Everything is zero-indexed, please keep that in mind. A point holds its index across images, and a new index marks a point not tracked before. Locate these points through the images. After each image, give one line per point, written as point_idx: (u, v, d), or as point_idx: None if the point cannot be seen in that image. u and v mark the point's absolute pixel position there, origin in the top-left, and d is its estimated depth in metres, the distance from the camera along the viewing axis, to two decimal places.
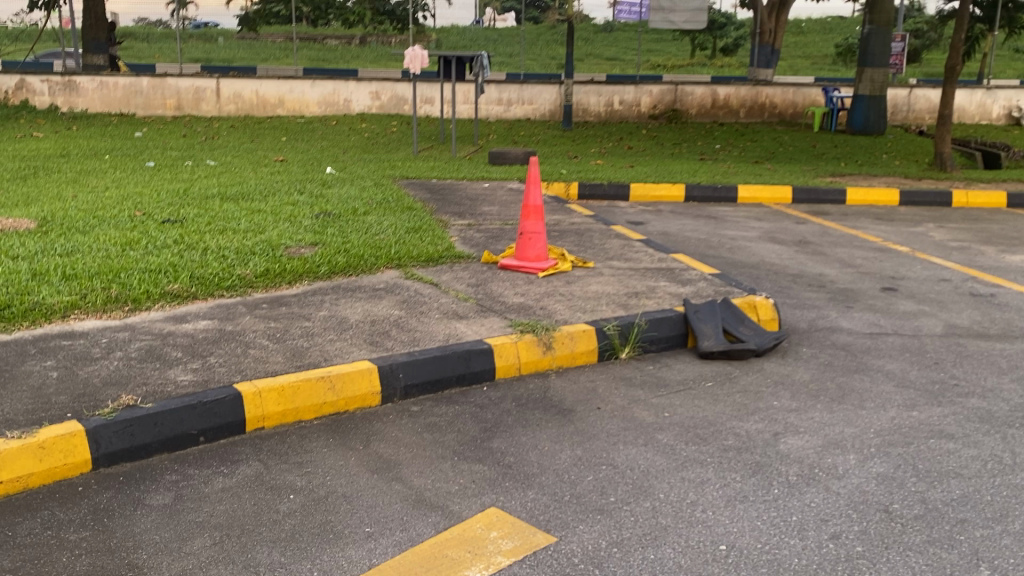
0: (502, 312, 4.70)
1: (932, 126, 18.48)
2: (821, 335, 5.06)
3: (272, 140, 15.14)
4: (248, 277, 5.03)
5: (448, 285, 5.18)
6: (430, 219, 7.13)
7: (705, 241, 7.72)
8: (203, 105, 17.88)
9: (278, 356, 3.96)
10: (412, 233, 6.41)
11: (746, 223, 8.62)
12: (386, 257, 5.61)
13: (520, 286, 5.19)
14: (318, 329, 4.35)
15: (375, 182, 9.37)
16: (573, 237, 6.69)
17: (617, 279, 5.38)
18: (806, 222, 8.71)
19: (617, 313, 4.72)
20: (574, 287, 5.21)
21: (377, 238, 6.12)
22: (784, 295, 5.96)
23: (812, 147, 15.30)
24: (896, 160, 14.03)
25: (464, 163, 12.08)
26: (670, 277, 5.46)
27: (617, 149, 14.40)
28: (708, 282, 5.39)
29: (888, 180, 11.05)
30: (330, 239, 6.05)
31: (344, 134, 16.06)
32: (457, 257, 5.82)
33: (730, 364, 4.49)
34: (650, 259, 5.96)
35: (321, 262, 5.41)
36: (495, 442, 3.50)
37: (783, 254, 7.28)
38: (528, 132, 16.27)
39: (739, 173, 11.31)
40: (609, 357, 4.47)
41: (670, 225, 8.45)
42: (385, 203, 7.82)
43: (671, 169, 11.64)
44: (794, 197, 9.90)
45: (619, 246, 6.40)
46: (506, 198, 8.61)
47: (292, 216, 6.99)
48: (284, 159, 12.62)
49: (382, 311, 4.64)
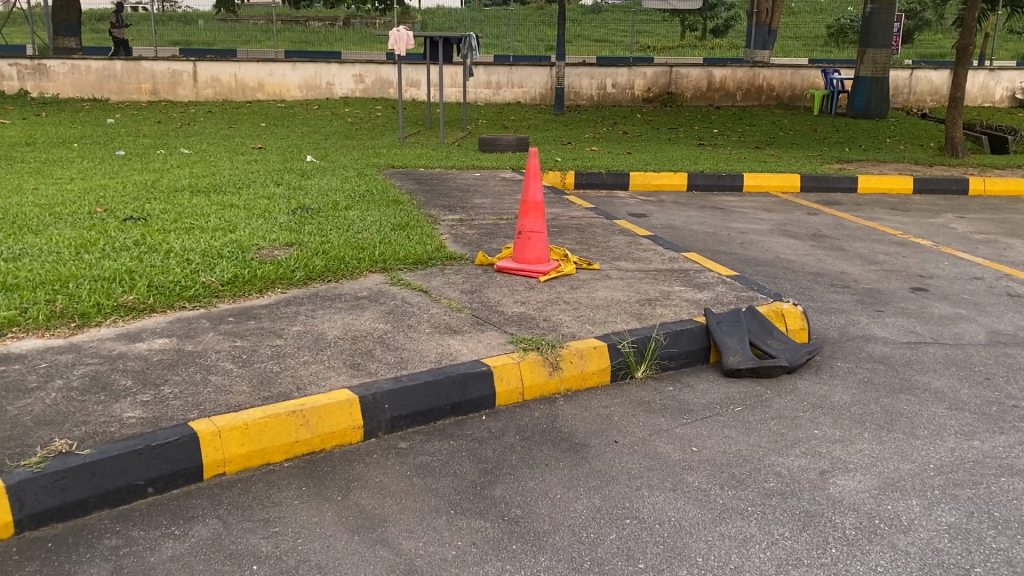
0: (500, 325, 4.16)
1: (934, 108, 18.07)
2: (854, 346, 4.56)
3: (251, 126, 14.54)
4: (214, 286, 4.50)
5: (438, 293, 4.64)
6: (417, 214, 6.59)
7: (714, 235, 7.21)
8: (180, 90, 17.23)
9: (244, 384, 3.42)
10: (399, 231, 5.88)
11: (754, 214, 8.13)
12: (369, 258, 5.08)
13: (520, 293, 4.66)
14: (292, 349, 3.80)
15: (358, 171, 8.83)
16: (573, 234, 6.16)
17: (626, 284, 4.86)
18: (818, 213, 8.22)
19: (630, 324, 4.20)
20: (580, 294, 4.68)
21: (358, 236, 5.59)
22: (807, 297, 5.46)
23: (813, 131, 14.82)
24: (901, 145, 13.56)
25: (453, 150, 11.52)
26: (685, 281, 4.94)
27: (612, 134, 13.86)
28: (727, 285, 4.88)
29: (898, 167, 10.57)
30: (306, 238, 5.51)
31: (326, 119, 15.46)
32: (447, 258, 5.28)
33: (759, 383, 3.99)
34: (661, 259, 5.44)
35: (296, 265, 4.87)
36: (498, 490, 2.97)
37: (798, 250, 6.78)
38: (519, 116, 15.72)
39: (742, 160, 10.81)
40: (623, 376, 3.94)
41: (674, 218, 7.94)
42: (369, 196, 7.27)
43: (670, 156, 11.12)
44: (803, 185, 9.41)
45: (625, 244, 5.89)
46: (499, 189, 8.09)
47: (268, 211, 6.45)
48: (263, 146, 12.04)
49: (364, 326, 4.09)
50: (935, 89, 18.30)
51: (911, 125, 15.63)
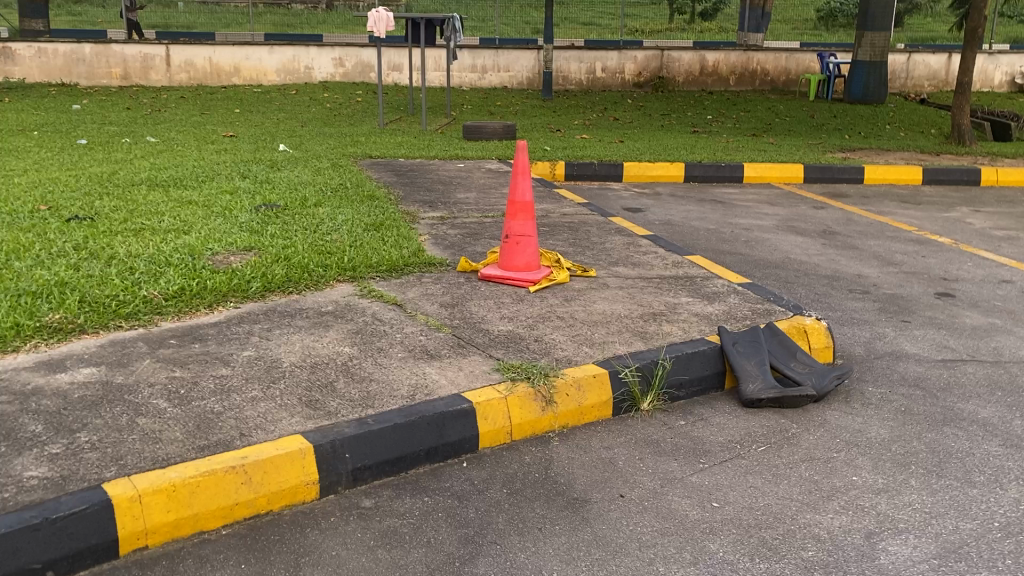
0: (484, 348, 3.61)
1: (932, 93, 17.59)
2: (885, 366, 4.04)
3: (225, 113, 13.90)
4: (156, 301, 3.93)
5: (414, 307, 4.08)
6: (395, 211, 6.03)
7: (715, 232, 6.68)
8: (152, 75, 16.51)
9: (177, 431, 2.85)
10: (373, 231, 5.32)
11: (756, 209, 7.60)
12: (337, 265, 4.51)
13: (506, 307, 4.11)
14: (239, 381, 3.24)
15: (332, 162, 8.23)
16: (565, 234, 5.61)
17: (626, 294, 4.32)
18: (825, 207, 7.71)
19: (634, 345, 3.65)
20: (574, 307, 4.13)
21: (326, 239, 5.01)
22: (825, 305, 4.93)
23: (809, 117, 14.31)
24: (901, 133, 13.09)
25: (436, 138, 10.94)
26: (692, 290, 4.41)
27: (602, 121, 13.31)
28: (740, 295, 4.35)
29: (903, 157, 10.07)
30: (269, 241, 4.94)
31: (304, 104, 14.81)
32: (425, 265, 4.72)
33: (783, 415, 3.46)
34: (663, 264, 4.89)
35: (252, 274, 4.31)
36: (481, 567, 2.43)
37: (808, 249, 6.26)
38: (505, 102, 15.12)
39: (740, 149, 10.28)
40: (627, 409, 3.40)
41: (672, 213, 7.41)
42: (342, 190, 6.70)
43: (663, 144, 10.57)
44: (806, 176, 8.89)
45: (622, 245, 5.35)
46: (484, 182, 7.54)
47: (229, 209, 5.87)
48: (235, 134, 11.42)
49: (327, 351, 3.53)
50: (933, 73, 17.83)
51: (910, 111, 15.15)
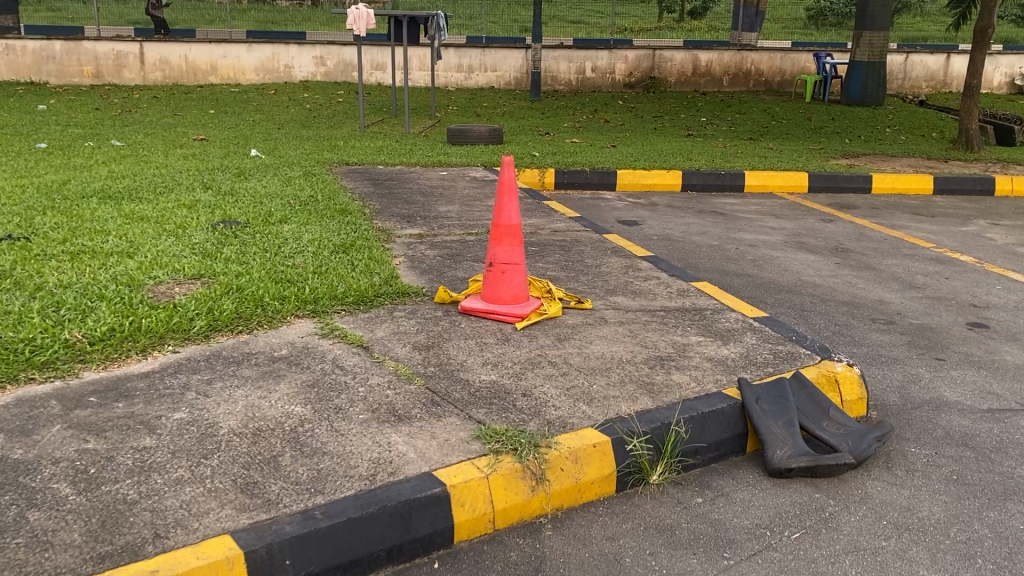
0: (463, 404, 3.04)
1: (930, 95, 17.14)
2: (926, 418, 3.50)
3: (199, 114, 13.28)
4: (79, 346, 3.35)
5: (382, 351, 3.51)
6: (368, 227, 5.46)
7: (719, 249, 6.15)
8: (126, 73, 15.87)
9: (74, 530, 2.27)
10: (341, 253, 4.75)
11: (761, 222, 7.08)
12: (296, 298, 3.96)
13: (490, 350, 3.54)
14: (165, 457, 2.66)
15: (304, 170, 7.65)
16: (556, 255, 5.06)
17: (627, 333, 3.76)
18: (833, 220, 7.20)
19: (640, 401, 3.10)
20: (569, 349, 3.57)
21: (286, 264, 4.45)
22: (848, 340, 4.40)
23: (807, 120, 13.82)
24: (902, 137, 12.63)
25: (419, 142, 10.38)
26: (702, 328, 3.86)
27: (593, 123, 12.77)
28: (757, 333, 3.80)
29: (909, 163, 9.59)
30: (222, 267, 4.37)
31: (282, 105, 14.22)
32: (398, 294, 4.16)
33: (817, 490, 2.91)
34: (666, 292, 4.34)
35: (197, 310, 3.75)
36: None
37: (821, 270, 5.73)
38: (492, 103, 14.56)
39: (739, 154, 9.75)
40: (633, 483, 2.86)
41: (671, 226, 6.87)
42: (311, 203, 6.12)
43: (658, 150, 10.04)
44: (811, 185, 8.37)
45: (620, 269, 4.81)
46: (468, 192, 6.99)
47: (184, 227, 5.29)
48: (206, 138, 10.82)
49: (274, 413, 2.96)
50: (931, 74, 17.37)
51: (910, 114, 14.70)
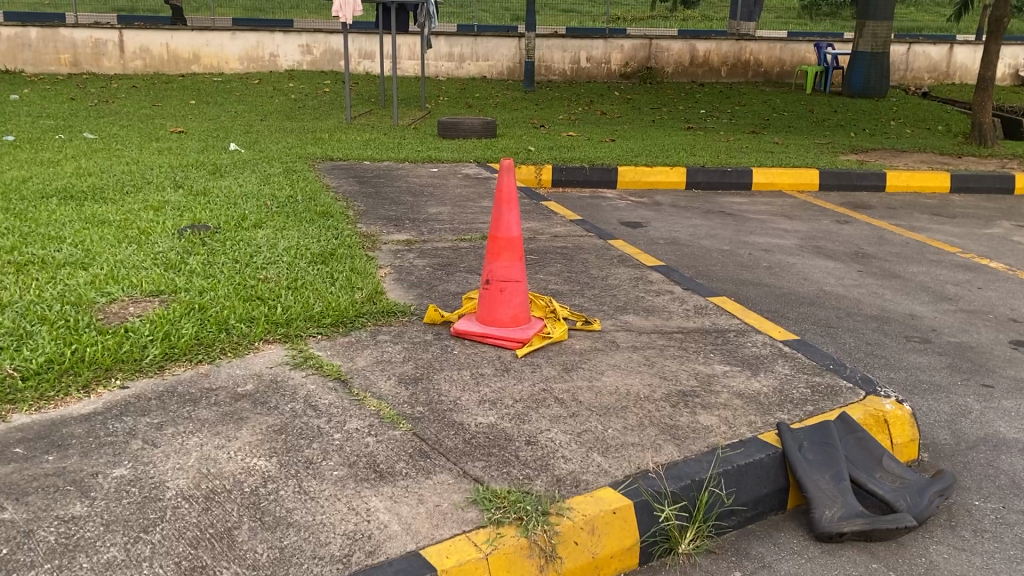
0: (456, 456, 2.58)
1: (933, 86, 16.72)
2: (986, 462, 3.06)
3: (179, 104, 12.74)
4: (9, 383, 2.88)
5: (363, 386, 3.04)
6: (350, 232, 5.00)
7: (731, 255, 5.70)
8: (104, 61, 15.27)
9: None
10: (319, 263, 4.29)
11: (772, 223, 6.64)
12: (266, 320, 3.50)
13: (487, 384, 3.08)
14: (96, 531, 2.20)
15: (284, 166, 7.16)
16: (559, 265, 4.60)
17: (643, 361, 3.31)
18: (849, 221, 6.76)
19: (665, 451, 2.64)
20: (577, 382, 3.11)
21: (257, 278, 3.99)
22: (884, 363, 3.96)
23: (809, 112, 13.39)
24: (908, 131, 12.22)
25: (408, 135, 9.90)
26: (727, 355, 3.41)
27: (589, 115, 12.30)
28: (790, 361, 3.35)
29: (921, 159, 9.16)
30: (184, 282, 3.91)
31: (266, 95, 13.69)
32: (382, 314, 3.70)
33: (874, 558, 2.47)
34: (682, 310, 3.89)
35: (152, 334, 3.29)
36: None
37: (843, 278, 5.29)
38: (484, 94, 14.04)
39: (743, 149, 9.30)
40: (660, 555, 2.41)
41: (677, 228, 6.43)
42: (290, 204, 5.65)
43: (659, 144, 9.59)
44: (822, 182, 7.93)
45: (629, 281, 4.36)
46: (461, 191, 6.52)
47: (148, 232, 4.81)
48: (184, 130, 10.31)
49: (233, 469, 2.51)
50: (933, 65, 16.94)
51: (914, 106, 14.30)
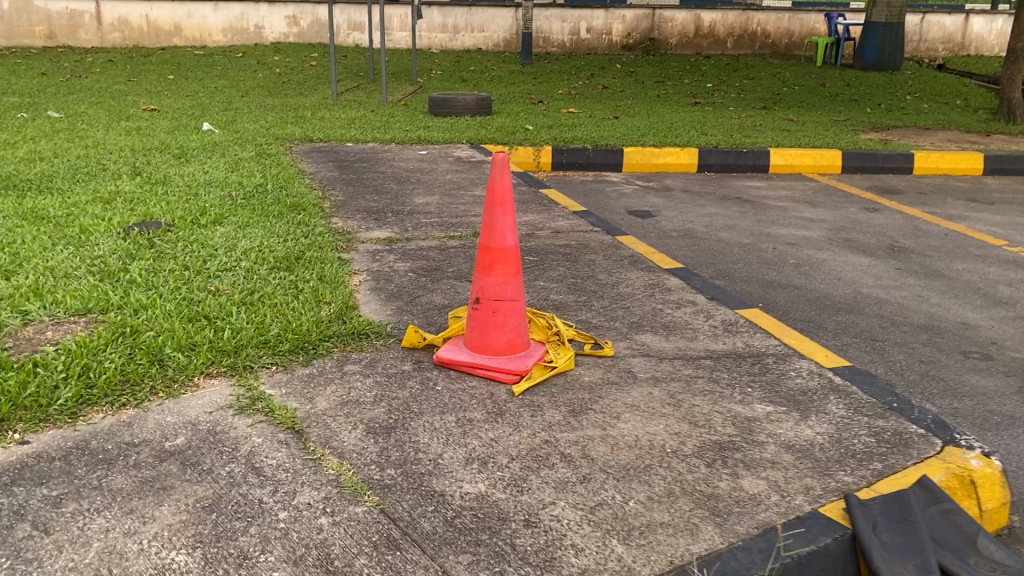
0: (433, 547, 2.00)
1: (948, 57, 16.03)
2: None
3: (157, 79, 12.05)
4: None
5: (322, 439, 2.45)
6: (323, 229, 4.40)
7: (753, 250, 5.10)
8: (81, 34, 14.53)
9: None
10: (282, 270, 3.69)
11: (794, 211, 6.04)
12: (210, 347, 2.91)
13: (475, 434, 2.48)
14: None
15: (259, 149, 6.53)
16: (562, 269, 4.00)
17: (668, 400, 2.72)
18: (878, 209, 6.15)
19: (702, 538, 2.06)
20: (588, 430, 2.52)
21: (205, 292, 3.39)
22: (945, 387, 3.38)
23: (821, 86, 12.72)
24: (925, 106, 11.59)
25: (397, 112, 9.26)
26: (768, 391, 2.81)
27: (590, 90, 11.64)
28: (844, 400, 2.76)
29: (946, 138, 8.54)
30: (119, 296, 3.30)
31: (250, 69, 13.00)
32: (351, 336, 3.10)
33: None
34: (709, 328, 3.31)
35: (65, 369, 2.68)
36: None
37: (881, 278, 4.69)
38: (480, 67, 13.35)
39: (757, 127, 8.67)
40: None
41: (690, 217, 5.83)
42: (256, 195, 5.02)
43: (666, 122, 8.95)
44: (844, 164, 7.32)
45: (645, 288, 3.76)
46: (452, 177, 5.91)
47: (89, 231, 4.19)
48: (157, 108, 9.65)
49: (142, 569, 1.92)
50: (948, 36, 16.23)
51: (930, 79, 13.64)
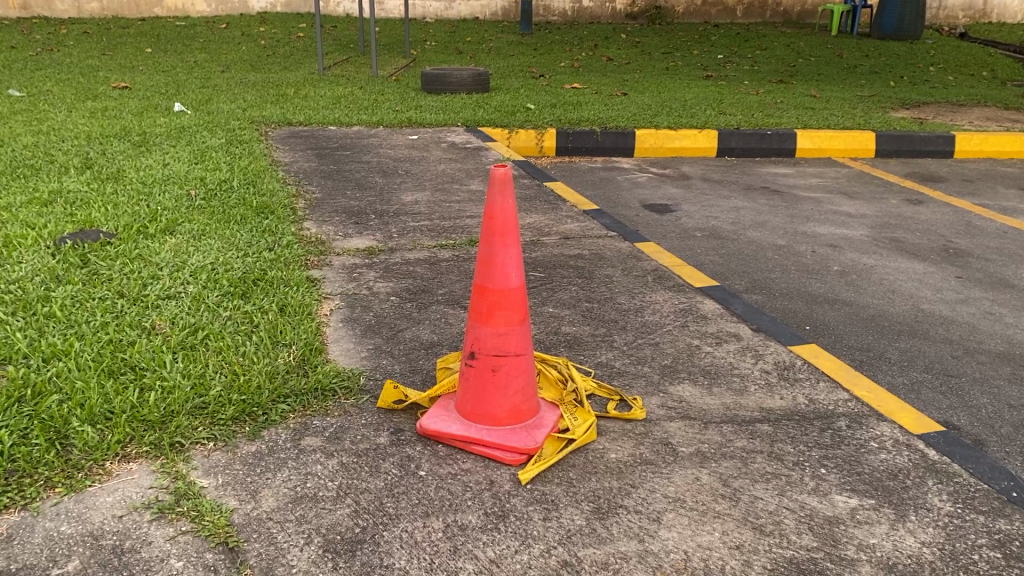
0: None
1: (969, 25, 15.27)
2: None
3: (132, 53, 11.29)
4: None
5: (263, 565, 1.82)
6: (292, 237, 3.75)
7: (789, 254, 4.46)
8: (57, 4, 13.72)
9: None
10: (236, 298, 3.05)
11: (830, 204, 5.39)
12: (130, 418, 2.26)
13: (469, 554, 1.85)
14: None
15: (229, 136, 5.85)
16: (574, 289, 3.36)
17: (721, 491, 2.09)
18: (923, 201, 5.51)
19: None
20: (621, 544, 1.89)
21: (135, 335, 2.73)
22: None
23: (839, 57, 11.99)
24: (950, 78, 10.90)
25: (388, 89, 8.55)
26: (847, 473, 2.18)
27: (594, 62, 10.92)
28: (948, 487, 2.14)
29: (984, 115, 7.88)
30: (27, 339, 2.65)
31: (233, 41, 12.23)
32: (314, 394, 2.46)
33: None
34: (761, 376, 2.68)
35: None
36: None
37: (942, 289, 4.06)
38: (477, 38, 12.60)
39: (778, 104, 7.99)
40: None
41: (714, 211, 5.19)
42: (218, 195, 4.35)
43: (680, 98, 8.26)
44: (878, 148, 6.66)
45: (677, 315, 3.13)
46: (446, 167, 5.26)
47: (12, 244, 3.52)
48: (129, 85, 8.92)
49: None
50: (969, 3, 15.44)
51: (954, 49, 12.90)
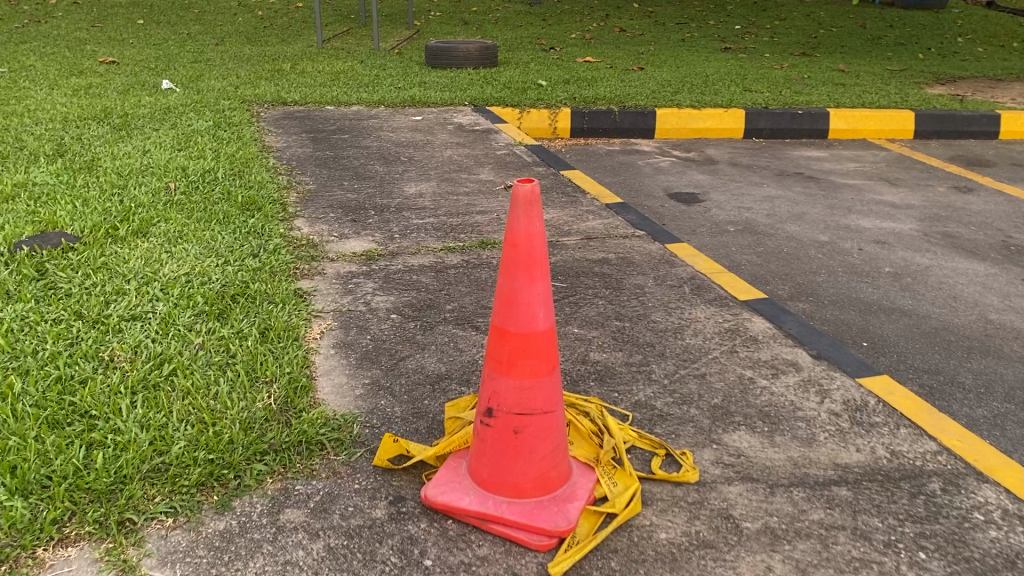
0: None
1: None
2: None
3: (123, 25, 10.77)
4: None
5: None
6: (280, 240, 3.32)
7: (834, 253, 4.02)
8: None
9: None
10: (211, 321, 2.62)
11: (872, 192, 4.94)
12: (70, 487, 1.83)
13: None
14: None
15: (217, 117, 5.38)
16: (602, 303, 2.93)
17: None
18: (972, 189, 5.06)
19: None
20: None
21: (88, 369, 2.30)
22: None
23: (863, 27, 11.43)
24: (980, 50, 10.36)
25: (390, 63, 8.06)
26: (953, 560, 1.77)
27: (606, 33, 10.38)
28: None
29: None
30: None
31: (229, 12, 11.70)
32: (297, 451, 2.04)
33: None
34: (831, 420, 2.25)
35: None
36: None
37: (1009, 294, 3.62)
38: (483, 8, 12.05)
39: (805, 80, 7.49)
40: None
41: (746, 200, 4.74)
42: (199, 188, 3.91)
43: (701, 73, 7.77)
44: (917, 128, 6.19)
45: (723, 336, 2.70)
46: (453, 152, 4.81)
47: None
48: (116, 60, 8.44)
49: None
50: None
51: (982, 19, 12.32)
